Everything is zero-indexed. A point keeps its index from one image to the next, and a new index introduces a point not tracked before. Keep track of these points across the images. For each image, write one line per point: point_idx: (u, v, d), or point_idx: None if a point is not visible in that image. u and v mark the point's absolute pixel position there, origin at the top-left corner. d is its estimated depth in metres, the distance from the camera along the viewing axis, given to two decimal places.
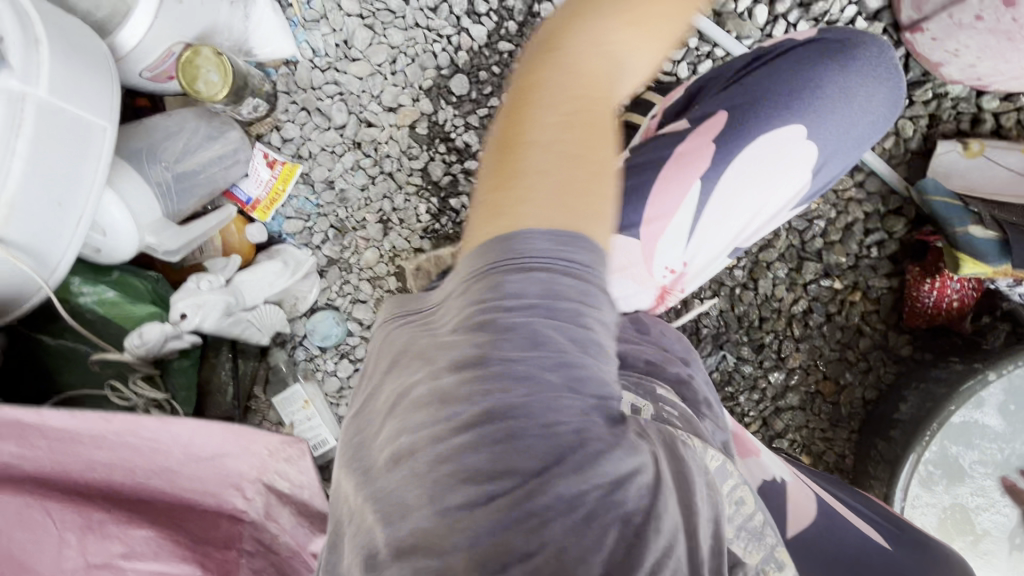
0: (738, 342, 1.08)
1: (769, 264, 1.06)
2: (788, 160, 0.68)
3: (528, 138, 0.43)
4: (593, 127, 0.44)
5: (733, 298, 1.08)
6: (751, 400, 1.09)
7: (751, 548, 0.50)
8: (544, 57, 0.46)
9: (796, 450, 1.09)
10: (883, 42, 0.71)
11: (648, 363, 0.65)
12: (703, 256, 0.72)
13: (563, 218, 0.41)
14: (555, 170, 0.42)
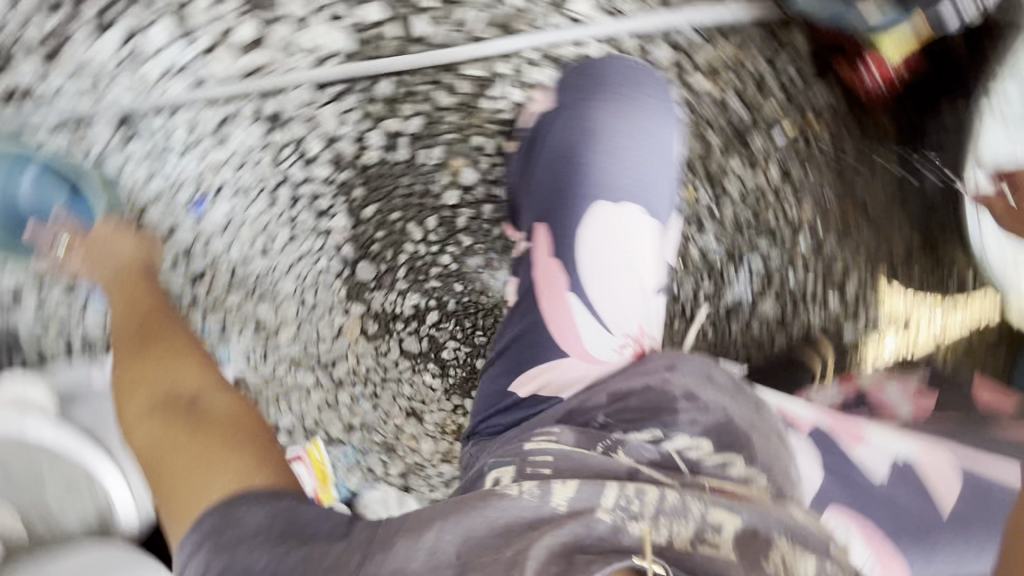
0: (752, 244, 1.05)
1: (724, 167, 1.01)
2: (614, 209, 0.72)
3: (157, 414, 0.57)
4: (172, 349, 0.63)
5: (716, 216, 1.04)
6: (800, 275, 1.05)
7: (677, 530, 0.43)
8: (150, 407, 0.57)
9: (869, 277, 1.03)
10: (603, 62, 0.79)
11: (610, 397, 0.62)
12: (640, 311, 0.71)
13: (221, 471, 0.50)
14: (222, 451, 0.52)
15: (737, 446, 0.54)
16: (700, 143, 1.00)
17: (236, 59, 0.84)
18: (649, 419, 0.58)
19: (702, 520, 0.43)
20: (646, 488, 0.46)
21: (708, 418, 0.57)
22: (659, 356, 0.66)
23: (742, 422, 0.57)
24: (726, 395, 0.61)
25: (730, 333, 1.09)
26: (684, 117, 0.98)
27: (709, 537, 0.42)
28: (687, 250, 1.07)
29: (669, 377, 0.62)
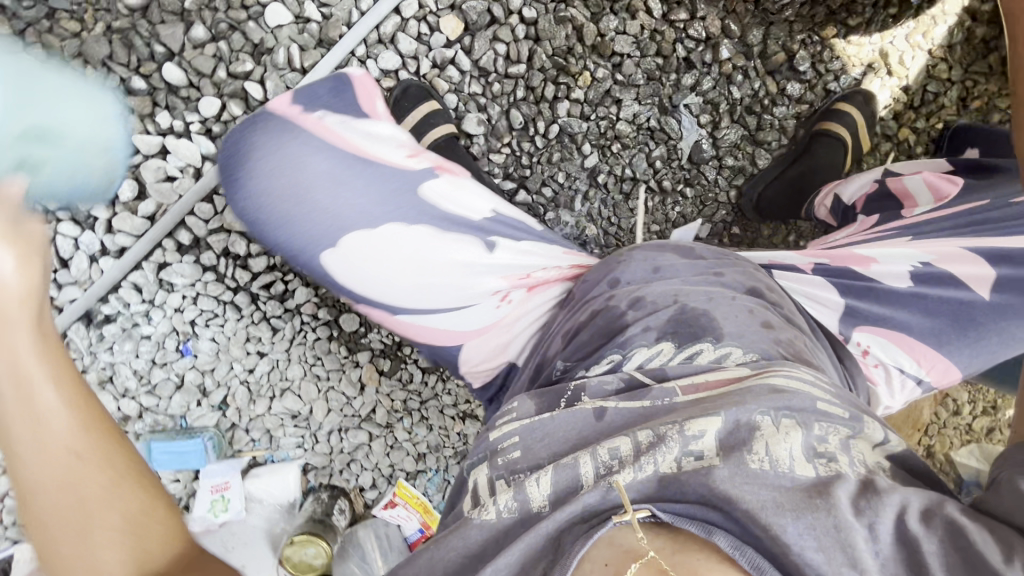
0: (678, 84, 0.97)
1: (604, 33, 0.93)
2: (361, 255, 0.62)
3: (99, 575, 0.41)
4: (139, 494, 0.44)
5: (629, 79, 0.95)
6: (741, 83, 0.98)
7: (662, 458, 0.47)
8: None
9: (808, 40, 0.98)
10: (226, 139, 0.64)
11: (564, 329, 0.67)
12: (488, 281, 0.65)
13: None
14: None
15: (693, 333, 0.59)
16: (569, 21, 0.91)
17: (136, 214, 0.90)
18: (605, 346, 0.61)
19: (682, 437, 0.48)
20: (616, 443, 0.49)
21: (658, 316, 0.61)
22: (600, 273, 0.69)
23: (693, 305, 0.61)
24: (672, 284, 0.65)
25: (709, 180, 1.01)
26: (535, 12, 0.90)
27: (692, 449, 0.47)
28: (619, 130, 0.97)
29: (614, 293, 0.66)
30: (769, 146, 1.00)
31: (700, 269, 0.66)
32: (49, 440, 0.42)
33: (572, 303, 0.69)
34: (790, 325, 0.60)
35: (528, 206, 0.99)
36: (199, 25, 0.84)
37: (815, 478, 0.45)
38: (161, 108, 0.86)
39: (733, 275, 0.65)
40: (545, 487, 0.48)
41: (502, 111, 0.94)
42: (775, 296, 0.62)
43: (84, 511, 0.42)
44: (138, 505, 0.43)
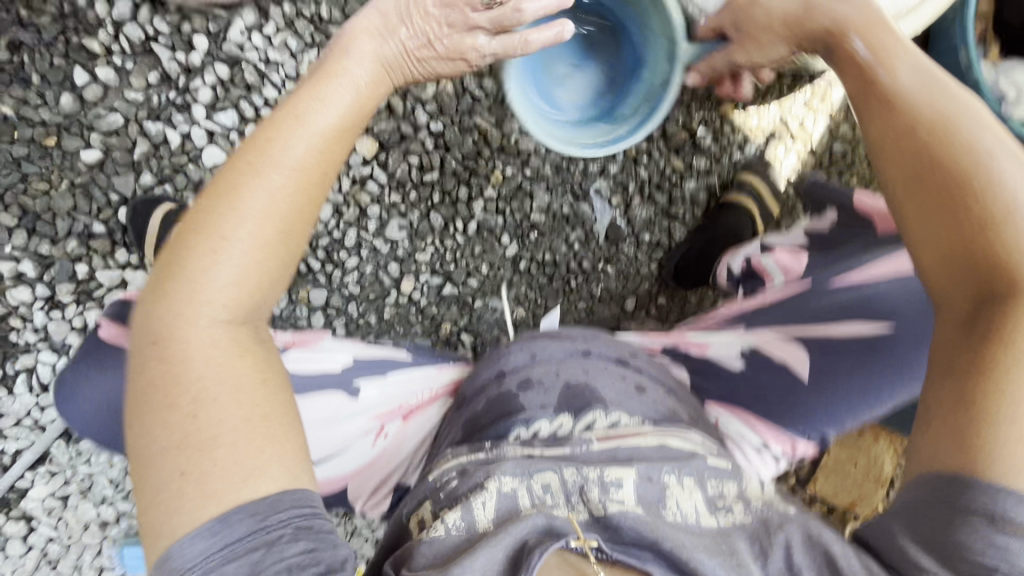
0: (585, 172, 1.03)
1: (508, 134, 1.01)
2: None
3: (216, 273, 0.48)
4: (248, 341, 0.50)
5: (539, 171, 1.02)
6: (646, 163, 1.03)
7: (579, 506, 0.53)
8: (207, 268, 0.48)
9: (708, 117, 1.02)
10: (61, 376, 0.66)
11: (480, 396, 0.72)
12: (356, 425, 0.77)
13: (244, 387, 0.48)
14: (248, 402, 0.48)
15: (586, 403, 0.65)
16: (474, 130, 1.00)
17: None
18: (500, 422, 0.65)
19: (603, 482, 0.54)
20: (547, 479, 0.55)
21: (549, 393, 0.67)
22: (486, 368, 0.75)
23: (576, 378, 0.69)
24: (551, 361, 0.72)
25: (629, 256, 1.05)
26: (441, 124, 0.99)
27: (613, 494, 0.53)
28: (534, 220, 1.03)
29: (509, 375, 0.71)
30: (683, 219, 1.04)
31: (571, 351, 0.73)
32: (273, 173, 0.50)
33: (470, 396, 0.74)
34: (660, 386, 0.70)
35: (456, 298, 1.05)
36: (146, 172, 0.96)
37: (716, 526, 0.52)
38: (120, 245, 0.98)
39: (599, 350, 0.74)
40: (491, 511, 0.52)
41: (421, 214, 1.02)
42: (636, 361, 0.74)
43: (268, 235, 0.50)
44: (259, 283, 0.50)
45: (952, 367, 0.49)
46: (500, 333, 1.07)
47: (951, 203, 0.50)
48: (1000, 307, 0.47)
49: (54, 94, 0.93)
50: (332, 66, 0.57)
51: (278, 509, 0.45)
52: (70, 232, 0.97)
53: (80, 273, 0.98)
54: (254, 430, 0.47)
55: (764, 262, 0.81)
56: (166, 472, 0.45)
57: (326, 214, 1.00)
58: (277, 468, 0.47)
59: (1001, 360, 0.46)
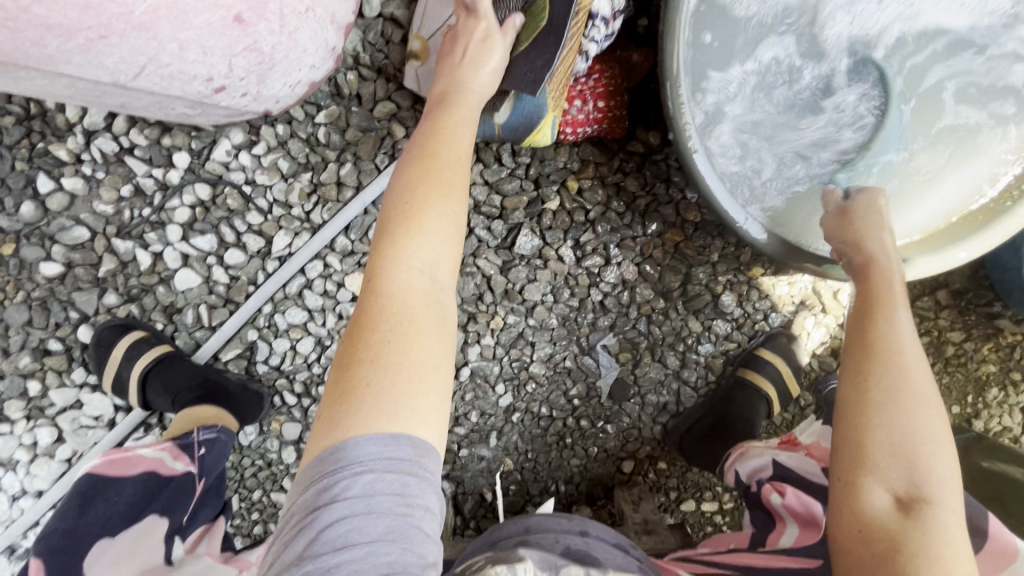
0: (593, 325, 0.94)
1: (513, 281, 0.91)
2: None
3: (419, 235, 0.51)
4: (422, 304, 0.49)
5: (543, 321, 0.93)
6: (661, 321, 0.94)
7: None
8: (416, 222, 0.52)
9: (734, 281, 0.93)
10: None
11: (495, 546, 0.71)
12: None
13: (423, 341, 0.48)
14: (435, 346, 0.48)
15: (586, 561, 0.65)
16: (477, 273, 0.91)
17: (53, 457, 0.93)
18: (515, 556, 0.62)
19: None
20: None
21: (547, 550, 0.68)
22: (478, 545, 0.77)
23: (577, 544, 0.69)
24: (547, 531, 0.73)
25: (632, 417, 0.97)
26: None
27: None
28: (532, 371, 0.95)
29: (506, 536, 0.73)
30: (694, 384, 0.96)
31: (569, 527, 0.74)
32: (456, 164, 0.57)
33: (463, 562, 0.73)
34: (658, 570, 0.69)
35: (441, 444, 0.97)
36: (112, 291, 0.87)
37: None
38: (77, 363, 0.89)
39: (597, 529, 0.74)
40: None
41: None
42: (635, 549, 0.73)
43: (456, 216, 0.54)
44: (442, 259, 0.52)
45: (867, 525, 0.54)
46: (485, 482, 0.99)
47: (892, 398, 0.58)
48: (916, 503, 0.54)
49: (14, 201, 0.84)
50: (480, 53, 0.67)
51: (426, 458, 0.44)
52: (24, 347, 0.88)
53: (31, 390, 0.90)
54: (428, 374, 0.47)
55: (774, 501, 0.74)
56: (349, 388, 0.45)
57: (307, 347, 0.92)
58: (436, 425, 0.46)
59: (912, 537, 0.51)
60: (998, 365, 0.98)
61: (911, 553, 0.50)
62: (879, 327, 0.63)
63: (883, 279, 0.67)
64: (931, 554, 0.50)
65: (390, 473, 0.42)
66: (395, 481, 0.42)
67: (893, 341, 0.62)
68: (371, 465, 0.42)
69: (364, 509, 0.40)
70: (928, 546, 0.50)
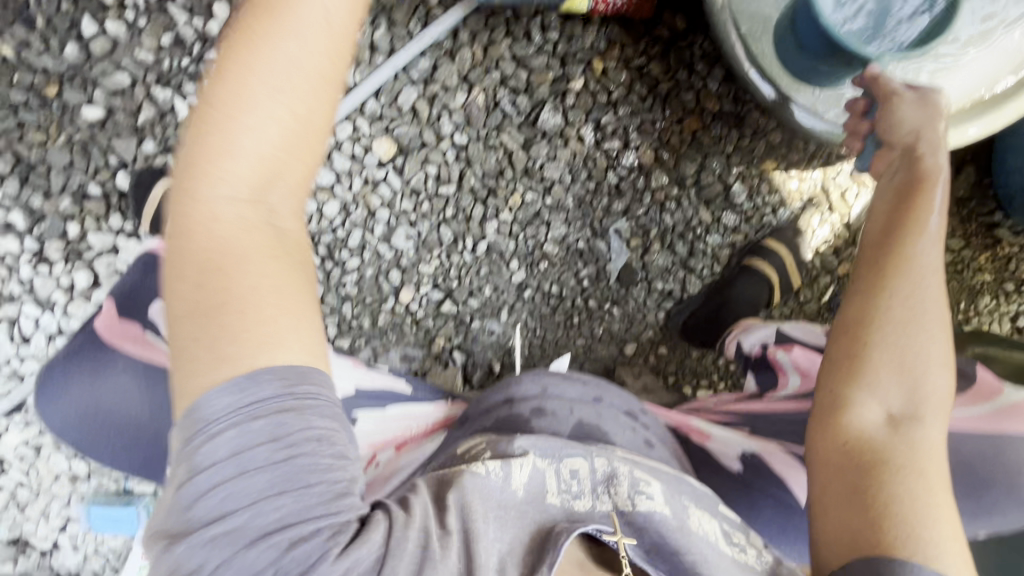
0: (608, 209, 0.98)
1: (534, 158, 0.95)
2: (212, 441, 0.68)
3: (229, 155, 0.41)
4: (260, 235, 0.43)
5: (559, 202, 0.97)
6: (673, 211, 0.98)
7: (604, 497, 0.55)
8: (220, 136, 0.41)
9: (747, 174, 0.97)
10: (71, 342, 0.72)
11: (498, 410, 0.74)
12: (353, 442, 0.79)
13: (272, 265, 0.43)
14: (277, 277, 0.43)
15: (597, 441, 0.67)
16: (499, 148, 0.94)
17: (88, 300, 0.98)
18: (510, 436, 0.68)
19: (632, 480, 0.57)
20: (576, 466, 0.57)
21: (561, 423, 0.70)
22: (494, 391, 0.77)
23: (590, 419, 0.72)
24: (562, 399, 0.74)
25: (637, 301, 1.02)
26: (466, 137, 0.93)
27: (641, 490, 0.55)
28: (546, 250, 0.99)
29: (519, 400, 0.73)
30: (700, 273, 1.00)
31: (582, 395, 0.76)
32: (295, 28, 0.41)
33: (473, 417, 0.77)
34: (669, 447, 0.73)
35: (454, 315, 1.02)
36: (149, 140, 0.91)
37: (732, 557, 0.54)
38: (113, 210, 0.94)
39: (609, 398, 0.77)
40: (525, 474, 0.53)
41: (432, 226, 0.97)
42: (644, 417, 0.76)
43: (292, 108, 0.42)
44: (286, 170, 0.43)
45: (856, 439, 0.54)
46: (494, 357, 1.04)
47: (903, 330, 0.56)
48: (906, 420, 0.54)
49: (60, 42, 0.87)
50: None
51: (303, 380, 0.42)
52: (65, 189, 0.93)
53: (70, 233, 0.94)
54: (267, 302, 0.42)
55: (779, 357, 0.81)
56: (179, 340, 0.42)
57: (332, 211, 0.96)
58: (294, 343, 0.42)
59: (900, 453, 0.53)
60: (993, 275, 1.02)
61: (894, 468, 0.52)
62: (907, 244, 0.59)
63: (922, 190, 0.61)
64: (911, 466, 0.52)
65: (257, 419, 0.40)
66: (264, 427, 0.40)
67: (914, 261, 0.59)
68: (224, 418, 0.40)
69: (235, 455, 0.40)
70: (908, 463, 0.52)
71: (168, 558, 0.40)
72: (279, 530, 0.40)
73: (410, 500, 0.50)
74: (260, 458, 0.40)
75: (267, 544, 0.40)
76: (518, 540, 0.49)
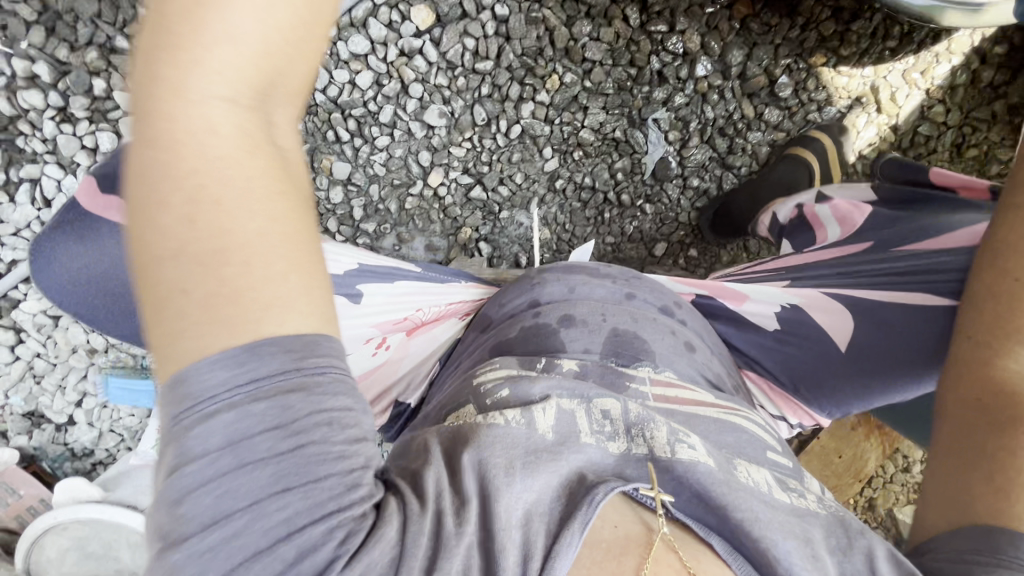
0: (648, 97, 0.95)
1: (576, 37, 0.91)
2: None
3: (213, 47, 0.31)
4: (261, 195, 0.34)
5: (597, 87, 0.94)
6: (716, 102, 0.95)
7: (641, 441, 0.47)
8: (197, 27, 0.31)
9: (795, 65, 0.93)
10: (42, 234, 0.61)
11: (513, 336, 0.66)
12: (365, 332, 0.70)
13: (285, 221, 0.34)
14: (279, 220, 0.34)
15: (634, 355, 0.61)
16: (541, 24, 0.90)
17: None
18: (540, 353, 0.61)
19: (670, 427, 0.49)
20: (609, 407, 0.49)
21: (591, 334, 0.63)
22: (517, 293, 0.71)
23: (625, 323, 0.65)
24: (591, 301, 0.67)
25: (671, 199, 1.00)
26: (507, 10, 0.90)
27: (681, 438, 0.48)
28: (582, 137, 0.96)
29: (545, 311, 0.67)
30: (737, 170, 0.99)
31: (614, 291, 0.69)
32: None
33: (496, 323, 0.71)
34: (705, 347, 0.68)
35: (483, 204, 1.00)
36: None
37: (789, 504, 0.46)
38: None
39: (644, 295, 0.71)
40: (551, 421, 0.45)
41: (465, 105, 0.94)
42: (680, 312, 0.71)
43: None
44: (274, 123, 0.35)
45: (987, 395, 0.53)
46: (521, 250, 1.03)
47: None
48: None
49: None
50: None
51: (317, 353, 0.34)
52: (92, 42, 0.90)
53: (97, 89, 0.92)
54: (275, 248, 0.33)
55: (819, 212, 0.84)
56: (154, 283, 0.32)
57: (366, 83, 0.93)
58: (301, 303, 0.34)
59: None
60: None
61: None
62: None
63: None
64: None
65: (259, 398, 0.32)
66: (266, 410, 0.32)
67: None
68: (211, 395, 0.31)
69: (246, 381, 0.32)
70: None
71: (178, 481, 0.31)
72: (296, 489, 0.33)
73: (418, 473, 0.40)
74: (300, 408, 0.33)
75: (277, 507, 0.32)
76: (547, 489, 0.40)
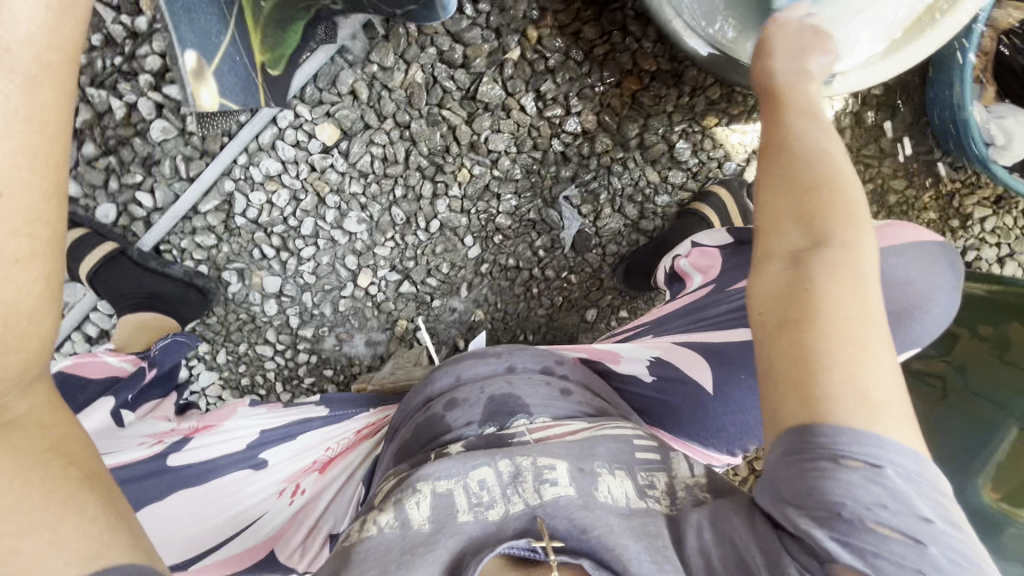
0: (557, 177, 0.99)
1: (478, 132, 0.95)
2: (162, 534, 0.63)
3: None
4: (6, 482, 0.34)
5: (505, 175, 0.98)
6: (620, 173, 1.00)
7: (514, 497, 0.46)
8: None
9: (689, 129, 0.98)
10: None
11: (413, 430, 0.58)
12: (258, 489, 0.68)
13: (43, 501, 0.34)
14: (23, 473, 0.34)
15: (510, 411, 0.56)
16: (442, 125, 0.94)
17: None
18: (424, 449, 0.55)
19: (536, 467, 0.48)
20: (483, 473, 0.47)
21: (475, 408, 0.57)
22: (412, 396, 0.64)
23: (499, 390, 0.58)
24: (477, 382, 0.60)
25: (593, 265, 1.04)
26: (409, 116, 0.94)
27: (547, 476, 0.47)
28: (499, 223, 1.00)
29: (431, 398, 0.61)
30: (649, 232, 1.03)
31: (495, 365, 0.62)
32: None
33: (400, 427, 0.64)
34: (587, 392, 0.62)
35: (414, 295, 1.03)
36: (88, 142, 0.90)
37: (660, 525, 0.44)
38: None
39: (525, 362, 0.63)
40: (427, 510, 0.45)
41: (382, 208, 0.98)
42: (562, 368, 0.64)
43: None
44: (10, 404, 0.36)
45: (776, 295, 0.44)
46: (458, 333, 1.05)
47: (798, 187, 0.48)
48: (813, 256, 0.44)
49: None
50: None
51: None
52: None
53: None
54: (22, 508, 0.33)
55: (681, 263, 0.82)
56: None
57: (283, 201, 0.96)
58: (61, 545, 0.33)
59: (814, 290, 0.42)
60: (938, 214, 1.04)
61: (810, 315, 0.41)
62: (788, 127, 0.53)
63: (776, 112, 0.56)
64: (846, 331, 0.40)
65: None
66: None
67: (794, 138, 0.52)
68: None
69: None
70: (841, 317, 0.41)
71: None
72: None
73: None
74: None
75: None
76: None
